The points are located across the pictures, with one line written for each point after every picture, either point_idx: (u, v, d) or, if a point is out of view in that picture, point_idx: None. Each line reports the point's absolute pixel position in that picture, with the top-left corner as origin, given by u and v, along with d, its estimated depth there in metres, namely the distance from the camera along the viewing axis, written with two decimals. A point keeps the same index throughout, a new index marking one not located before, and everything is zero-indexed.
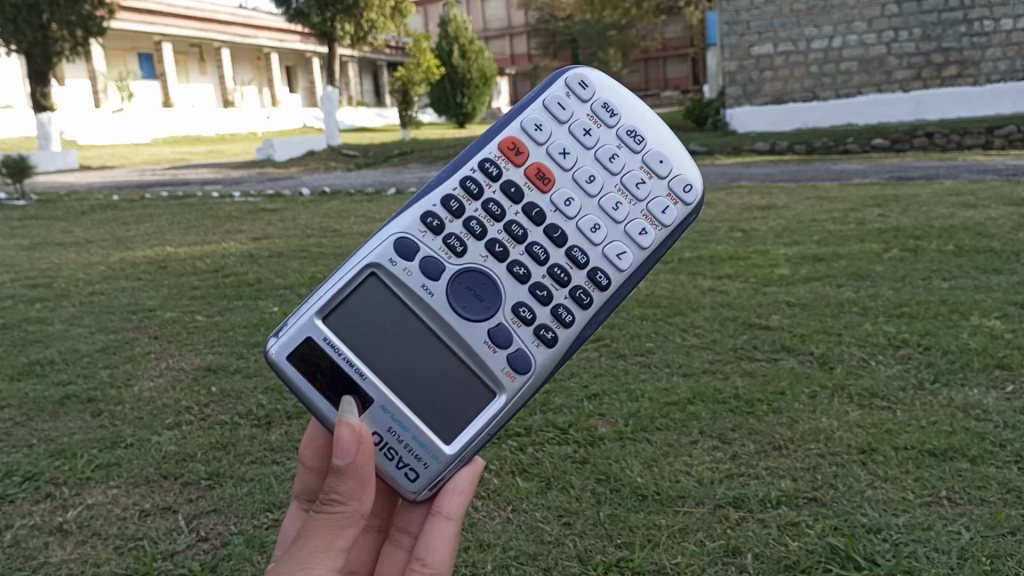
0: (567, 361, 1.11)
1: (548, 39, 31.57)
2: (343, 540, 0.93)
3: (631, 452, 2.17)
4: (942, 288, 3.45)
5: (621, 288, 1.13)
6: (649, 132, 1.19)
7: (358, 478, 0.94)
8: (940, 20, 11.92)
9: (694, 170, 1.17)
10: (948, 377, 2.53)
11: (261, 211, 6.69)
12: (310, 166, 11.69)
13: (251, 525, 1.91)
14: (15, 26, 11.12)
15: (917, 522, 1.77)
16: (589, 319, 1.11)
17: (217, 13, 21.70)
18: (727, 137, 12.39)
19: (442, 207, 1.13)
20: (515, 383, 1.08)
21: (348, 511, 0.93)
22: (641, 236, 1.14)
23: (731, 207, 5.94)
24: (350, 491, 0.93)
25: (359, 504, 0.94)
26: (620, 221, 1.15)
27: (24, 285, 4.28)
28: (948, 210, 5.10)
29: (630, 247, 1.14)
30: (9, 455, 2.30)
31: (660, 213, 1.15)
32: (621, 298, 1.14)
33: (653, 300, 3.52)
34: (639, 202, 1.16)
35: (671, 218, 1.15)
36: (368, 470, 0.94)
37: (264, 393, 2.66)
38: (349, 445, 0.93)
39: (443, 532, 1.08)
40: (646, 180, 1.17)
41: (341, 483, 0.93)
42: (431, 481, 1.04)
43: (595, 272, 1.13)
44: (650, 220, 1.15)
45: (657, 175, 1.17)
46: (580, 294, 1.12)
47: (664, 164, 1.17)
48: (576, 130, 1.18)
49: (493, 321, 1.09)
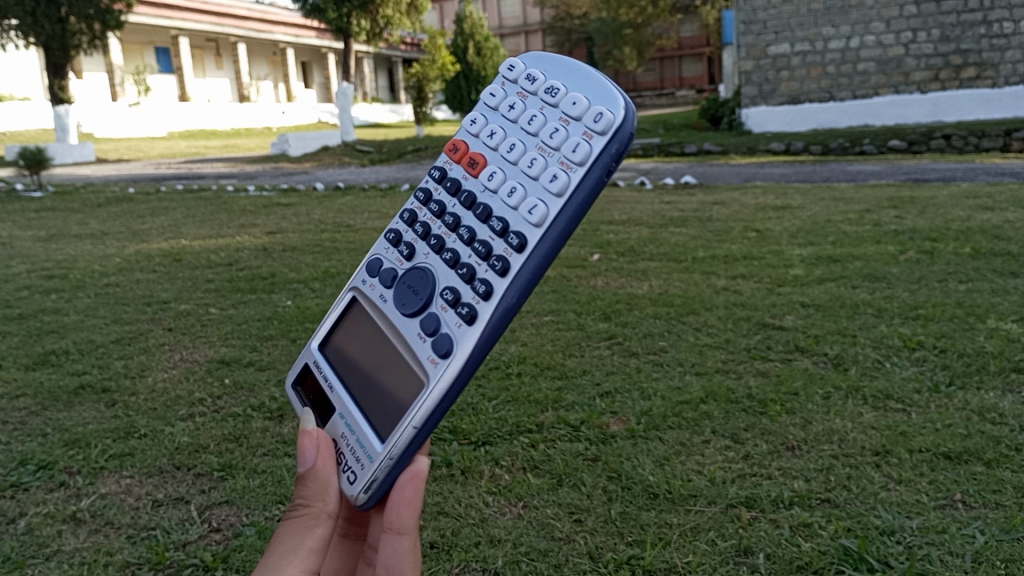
0: (490, 338, 0.87)
1: (563, 36, 31.53)
2: (310, 541, 0.96)
3: (643, 450, 2.16)
4: (958, 291, 3.42)
5: (537, 248, 0.90)
6: (570, 79, 1.03)
7: (319, 482, 0.95)
8: (959, 21, 11.82)
9: (614, 95, 0.96)
10: (963, 379, 2.51)
11: (275, 206, 6.72)
12: (325, 162, 11.72)
13: (262, 516, 1.92)
14: (34, 19, 11.13)
15: (931, 525, 1.75)
16: (507, 290, 0.89)
17: (234, 8, 21.80)
18: (742, 137, 12.35)
19: (400, 222, 1.09)
20: (438, 369, 0.88)
21: (313, 513, 0.95)
22: (553, 183, 0.93)
23: (745, 206, 5.92)
24: (312, 493, 0.95)
25: (323, 505, 0.95)
26: (538, 175, 0.95)
27: (40, 276, 4.31)
28: (964, 212, 5.06)
29: (548, 196, 0.92)
30: (23, 444, 2.31)
31: (576, 148, 0.93)
32: (543, 261, 0.90)
33: (667, 299, 3.51)
34: (556, 152, 0.96)
35: (584, 154, 0.92)
36: (328, 471, 0.95)
37: (276, 385, 2.68)
38: (311, 449, 0.96)
39: (398, 543, 0.97)
40: (568, 120, 0.98)
41: (303, 487, 0.96)
42: (368, 482, 0.90)
43: (510, 239, 0.92)
44: (563, 164, 0.94)
45: (573, 116, 0.97)
46: (496, 260, 0.91)
47: (577, 104, 0.98)
48: (507, 110, 1.08)
49: (421, 308, 0.96)
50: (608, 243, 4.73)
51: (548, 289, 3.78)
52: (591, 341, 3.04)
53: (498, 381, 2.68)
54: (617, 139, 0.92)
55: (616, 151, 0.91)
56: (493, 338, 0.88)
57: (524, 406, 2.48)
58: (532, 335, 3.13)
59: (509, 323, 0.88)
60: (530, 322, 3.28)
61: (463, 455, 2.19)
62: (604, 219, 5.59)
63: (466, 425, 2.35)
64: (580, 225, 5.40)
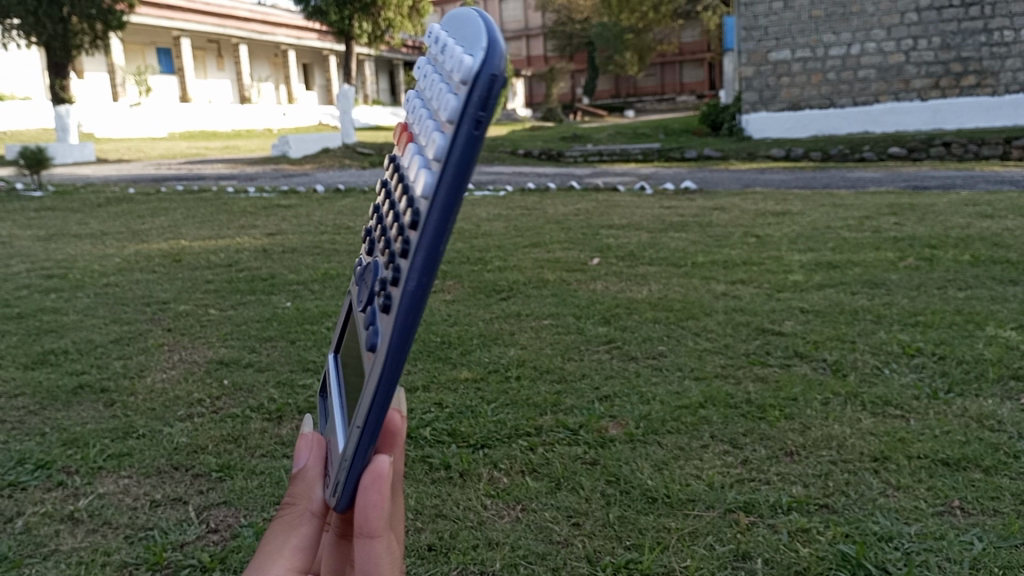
0: (402, 347, 0.64)
1: (565, 41, 31.58)
2: (297, 539, 0.96)
3: (642, 454, 2.16)
4: (957, 298, 3.43)
5: (423, 236, 0.61)
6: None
7: (307, 480, 0.97)
8: (960, 29, 11.85)
9: (485, 20, 0.60)
10: (962, 387, 2.51)
11: (275, 207, 6.73)
12: (325, 164, 11.73)
13: (260, 518, 1.92)
14: (36, 19, 11.13)
15: (929, 531, 1.75)
16: (403, 293, 0.63)
17: (236, 9, 21.82)
18: (742, 143, 12.36)
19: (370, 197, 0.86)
20: (373, 376, 0.68)
21: (301, 509, 0.96)
22: (426, 151, 0.62)
23: (745, 212, 5.93)
24: (300, 491, 0.97)
25: (308, 502, 0.96)
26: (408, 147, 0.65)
27: (40, 275, 4.32)
28: (964, 220, 5.07)
29: (416, 174, 0.62)
30: (21, 443, 2.31)
31: (440, 98, 0.61)
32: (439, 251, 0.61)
33: (666, 303, 3.52)
34: (434, 106, 0.63)
35: (447, 112, 0.59)
36: (316, 471, 0.96)
37: (276, 387, 2.68)
38: (306, 449, 0.98)
39: (372, 553, 0.83)
40: (442, 58, 0.64)
41: (295, 485, 0.98)
42: (336, 484, 0.81)
43: (402, 228, 0.65)
44: (435, 125, 0.61)
45: (448, 56, 0.63)
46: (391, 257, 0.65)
47: (450, 42, 0.64)
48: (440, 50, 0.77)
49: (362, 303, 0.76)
50: (608, 248, 4.74)
51: (548, 292, 3.78)
52: (590, 345, 3.04)
53: (497, 385, 2.67)
54: (482, 78, 0.57)
55: (480, 97, 0.57)
56: (407, 345, 0.64)
57: (523, 409, 2.48)
58: (532, 339, 3.12)
59: (418, 323, 0.63)
60: (529, 326, 3.28)
61: (462, 457, 2.19)
62: (604, 223, 5.59)
63: (465, 428, 2.35)
64: (580, 229, 5.41)
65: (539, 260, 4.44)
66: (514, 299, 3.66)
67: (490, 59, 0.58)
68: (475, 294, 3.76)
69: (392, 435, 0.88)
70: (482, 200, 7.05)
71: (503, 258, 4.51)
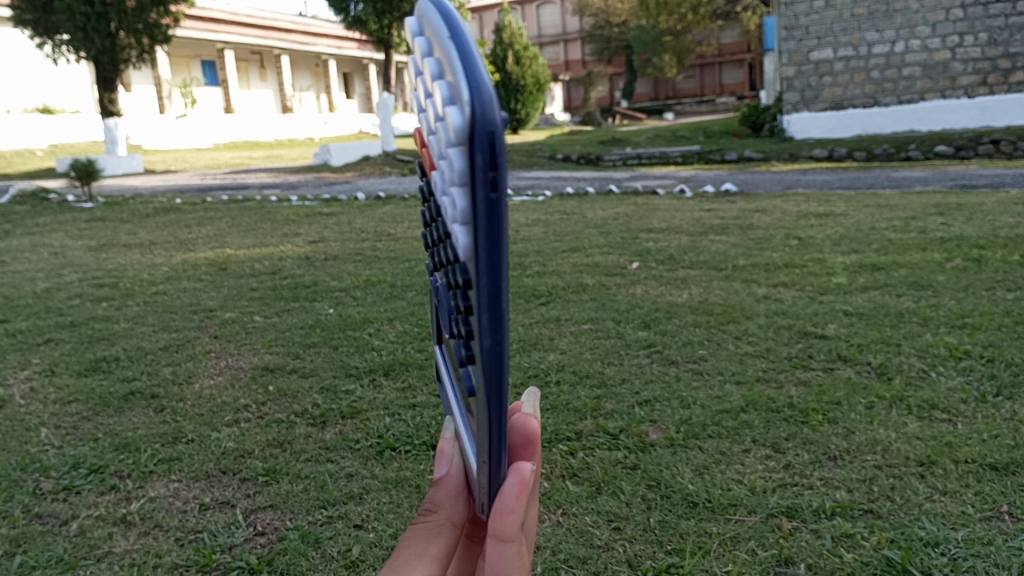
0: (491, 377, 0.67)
1: (604, 45, 31.53)
2: (434, 550, 0.95)
3: (682, 459, 2.16)
4: (1006, 300, 3.36)
5: (476, 280, 0.62)
6: (433, 38, 0.64)
7: (449, 490, 0.94)
8: (1008, 24, 11.62)
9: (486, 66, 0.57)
10: (1011, 390, 2.46)
11: (318, 215, 6.84)
12: (365, 172, 11.87)
13: (306, 521, 1.95)
14: (84, 34, 11.32)
15: (976, 536, 1.73)
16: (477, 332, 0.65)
17: (277, 21, 22.17)
18: (783, 143, 12.20)
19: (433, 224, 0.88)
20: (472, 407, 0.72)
21: (439, 521, 0.95)
22: (452, 209, 0.61)
23: (787, 214, 5.86)
24: (443, 500, 0.95)
25: (451, 513, 0.95)
26: (438, 175, 0.63)
27: (91, 284, 4.42)
28: (1013, 219, 4.97)
29: (454, 231, 0.62)
30: (76, 448, 2.38)
31: (447, 138, 0.59)
32: (485, 283, 0.62)
33: (707, 307, 3.50)
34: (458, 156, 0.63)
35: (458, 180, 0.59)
36: (456, 480, 0.94)
37: (319, 393, 2.73)
38: (445, 456, 0.95)
39: (503, 556, 0.80)
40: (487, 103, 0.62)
41: (435, 493, 0.96)
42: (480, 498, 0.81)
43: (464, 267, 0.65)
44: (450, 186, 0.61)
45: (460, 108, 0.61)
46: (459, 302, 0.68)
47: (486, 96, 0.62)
48: (422, 108, 0.74)
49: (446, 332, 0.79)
50: (648, 252, 4.71)
51: (587, 297, 3.78)
52: (629, 350, 3.03)
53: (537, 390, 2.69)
54: (480, 138, 0.56)
55: (486, 151, 0.56)
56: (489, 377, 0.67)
57: (563, 414, 2.49)
58: (571, 344, 3.13)
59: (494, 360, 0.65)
60: (568, 330, 3.29)
61: None
62: (643, 227, 5.57)
63: None
64: (620, 233, 5.39)
65: (577, 265, 4.45)
66: (553, 304, 3.68)
67: (483, 108, 0.56)
68: (515, 299, 3.79)
69: (529, 444, 0.85)
70: (520, 206, 7.06)
71: (542, 262, 4.53)
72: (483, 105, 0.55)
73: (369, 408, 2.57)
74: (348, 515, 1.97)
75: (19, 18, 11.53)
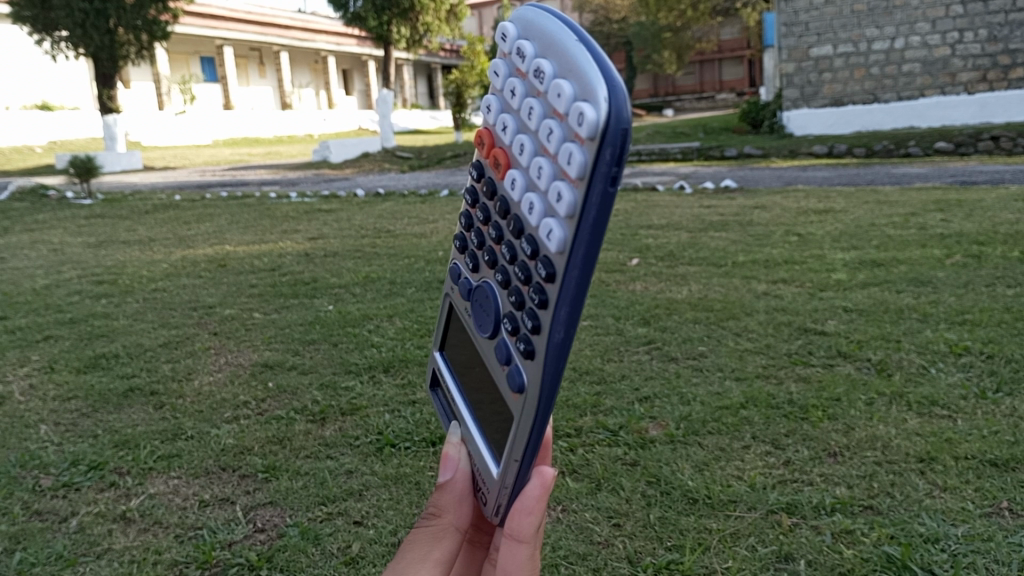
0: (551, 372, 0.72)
1: None
2: (437, 554, 0.92)
3: (682, 455, 2.16)
4: (1006, 296, 3.35)
5: (569, 269, 0.68)
6: (559, 48, 0.72)
7: (454, 494, 0.92)
8: (1008, 21, 11.62)
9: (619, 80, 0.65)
10: (1011, 386, 2.46)
11: (317, 212, 6.83)
12: (365, 168, 11.86)
13: (305, 517, 1.95)
14: (83, 30, 11.30)
15: (976, 532, 1.73)
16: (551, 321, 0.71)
17: (276, 17, 22.13)
18: (783, 140, 12.19)
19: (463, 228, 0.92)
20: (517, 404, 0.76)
21: (442, 525, 0.92)
22: (557, 198, 0.68)
23: (787, 210, 5.86)
24: (447, 504, 0.92)
25: (454, 517, 0.92)
26: (551, 165, 0.70)
27: (90, 281, 4.41)
28: (1013, 215, 4.97)
29: (555, 220, 0.69)
30: (75, 445, 2.37)
31: (574, 132, 0.66)
32: (577, 273, 0.68)
33: (707, 303, 3.50)
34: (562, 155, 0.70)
35: (576, 169, 0.66)
36: (462, 484, 0.91)
37: (319, 389, 2.73)
38: (451, 460, 0.92)
39: (516, 555, 0.83)
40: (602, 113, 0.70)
41: (439, 497, 0.93)
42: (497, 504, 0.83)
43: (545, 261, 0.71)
44: (562, 176, 0.68)
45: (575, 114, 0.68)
46: (534, 294, 0.73)
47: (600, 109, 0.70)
48: (510, 110, 0.80)
49: (491, 333, 0.83)
50: (648, 248, 4.71)
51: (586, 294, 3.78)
52: (629, 346, 3.03)
53: None
54: (612, 133, 0.63)
55: (615, 151, 0.63)
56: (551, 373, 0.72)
57: (563, 411, 2.49)
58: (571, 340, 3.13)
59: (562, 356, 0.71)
60: None
61: None
62: (643, 223, 5.57)
63: None
64: (620, 229, 5.39)
65: None
66: None
67: (617, 112, 0.64)
68: None
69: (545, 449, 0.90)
70: None
71: None
72: (617, 110, 0.63)
73: (369, 405, 2.57)
74: (348, 512, 1.97)
75: (18, 14, 11.50)
